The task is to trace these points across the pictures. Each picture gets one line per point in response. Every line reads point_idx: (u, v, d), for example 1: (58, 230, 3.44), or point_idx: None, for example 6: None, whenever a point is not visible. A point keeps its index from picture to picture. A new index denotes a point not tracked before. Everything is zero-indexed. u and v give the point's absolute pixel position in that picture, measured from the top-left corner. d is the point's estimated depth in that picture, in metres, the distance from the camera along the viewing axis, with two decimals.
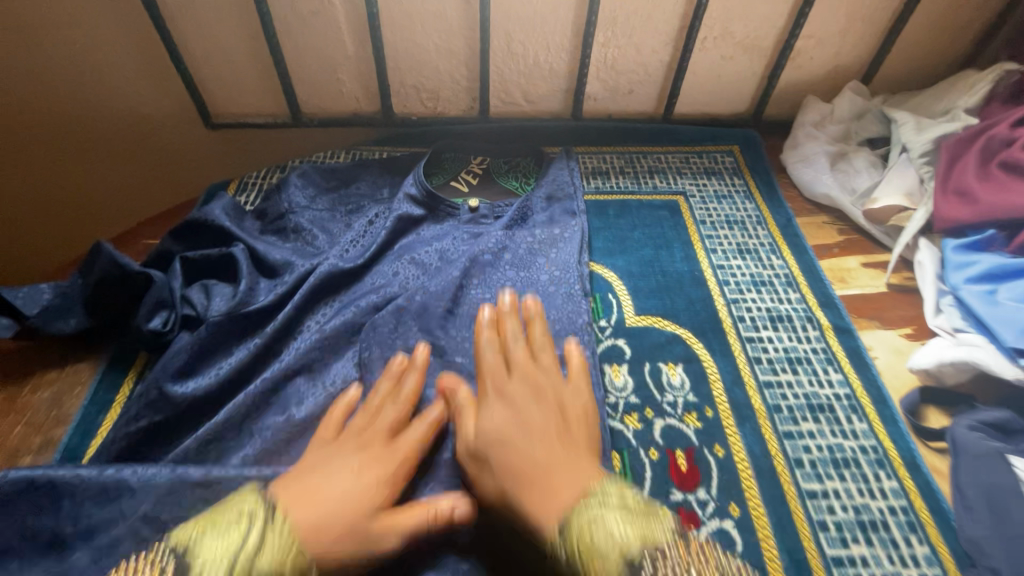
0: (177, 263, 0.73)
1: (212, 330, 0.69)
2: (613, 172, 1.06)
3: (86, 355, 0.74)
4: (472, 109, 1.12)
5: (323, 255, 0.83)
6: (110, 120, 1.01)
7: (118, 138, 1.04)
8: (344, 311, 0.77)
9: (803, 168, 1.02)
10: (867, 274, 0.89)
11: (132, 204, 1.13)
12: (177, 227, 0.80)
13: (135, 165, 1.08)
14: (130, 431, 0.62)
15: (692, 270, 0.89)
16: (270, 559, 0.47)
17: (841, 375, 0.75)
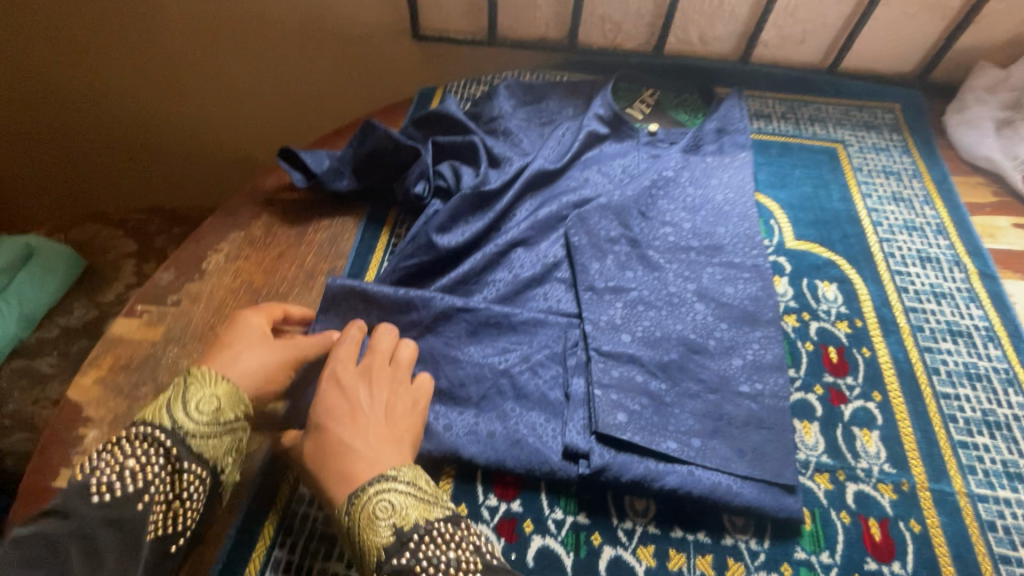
0: (430, 145, 0.93)
1: (462, 200, 0.88)
2: (775, 116, 1.15)
3: (350, 211, 0.96)
4: (647, 45, 1.22)
5: (532, 155, 0.99)
6: (338, 26, 1.19)
7: (334, 46, 1.23)
8: (551, 202, 0.94)
9: (966, 130, 1.07)
10: (1016, 234, 0.96)
11: (331, 103, 1.34)
12: (422, 118, 0.98)
13: (342, 70, 1.27)
14: (405, 264, 0.84)
15: (848, 209, 0.99)
16: (220, 403, 0.62)
17: (981, 311, 0.85)
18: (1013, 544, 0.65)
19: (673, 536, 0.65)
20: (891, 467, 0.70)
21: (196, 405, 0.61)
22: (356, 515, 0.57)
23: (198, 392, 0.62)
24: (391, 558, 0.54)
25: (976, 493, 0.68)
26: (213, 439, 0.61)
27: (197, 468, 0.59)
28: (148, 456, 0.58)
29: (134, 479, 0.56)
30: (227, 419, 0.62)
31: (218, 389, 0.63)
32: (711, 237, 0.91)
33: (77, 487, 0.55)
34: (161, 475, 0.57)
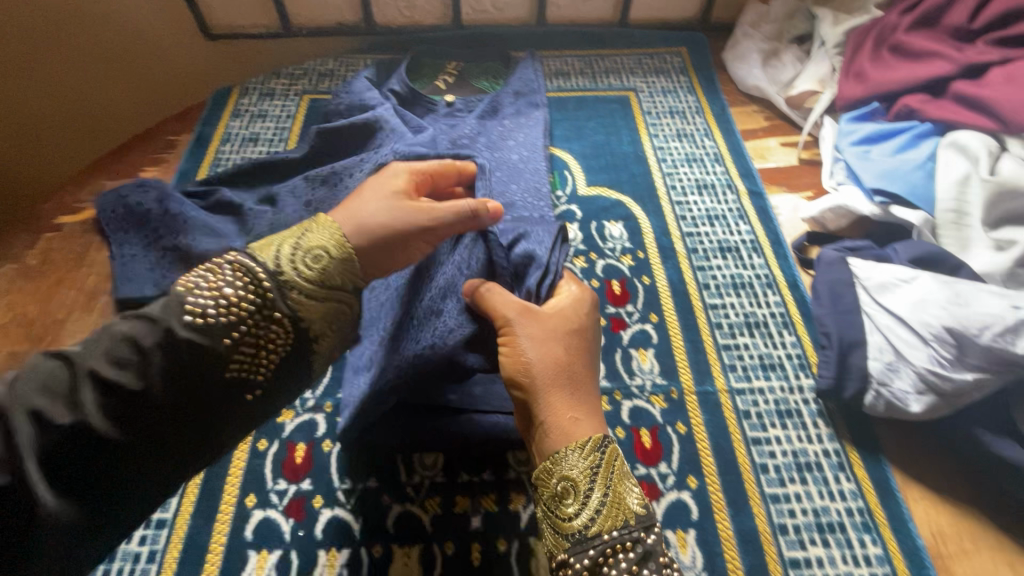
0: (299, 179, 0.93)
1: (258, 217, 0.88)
2: (573, 73, 1.19)
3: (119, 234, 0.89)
4: (446, 18, 1.24)
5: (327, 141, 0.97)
6: (117, 35, 1.10)
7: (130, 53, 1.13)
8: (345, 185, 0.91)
9: (739, 64, 1.16)
10: (783, 151, 1.05)
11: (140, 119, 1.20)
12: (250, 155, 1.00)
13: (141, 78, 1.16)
14: None
15: (636, 151, 1.05)
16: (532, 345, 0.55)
17: (749, 226, 0.93)
18: (763, 426, 0.72)
19: (460, 481, 0.67)
20: (662, 378, 0.76)
21: (322, 260, 0.50)
22: (591, 469, 0.53)
23: (301, 238, 0.51)
24: (643, 534, 0.51)
25: (735, 387, 0.75)
26: (313, 294, 0.49)
27: (285, 318, 0.48)
28: (241, 290, 0.47)
29: (213, 308, 0.45)
30: (329, 267, 0.50)
31: (332, 244, 0.51)
32: (505, 195, 0.93)
33: (178, 301, 0.45)
34: (248, 313, 0.46)
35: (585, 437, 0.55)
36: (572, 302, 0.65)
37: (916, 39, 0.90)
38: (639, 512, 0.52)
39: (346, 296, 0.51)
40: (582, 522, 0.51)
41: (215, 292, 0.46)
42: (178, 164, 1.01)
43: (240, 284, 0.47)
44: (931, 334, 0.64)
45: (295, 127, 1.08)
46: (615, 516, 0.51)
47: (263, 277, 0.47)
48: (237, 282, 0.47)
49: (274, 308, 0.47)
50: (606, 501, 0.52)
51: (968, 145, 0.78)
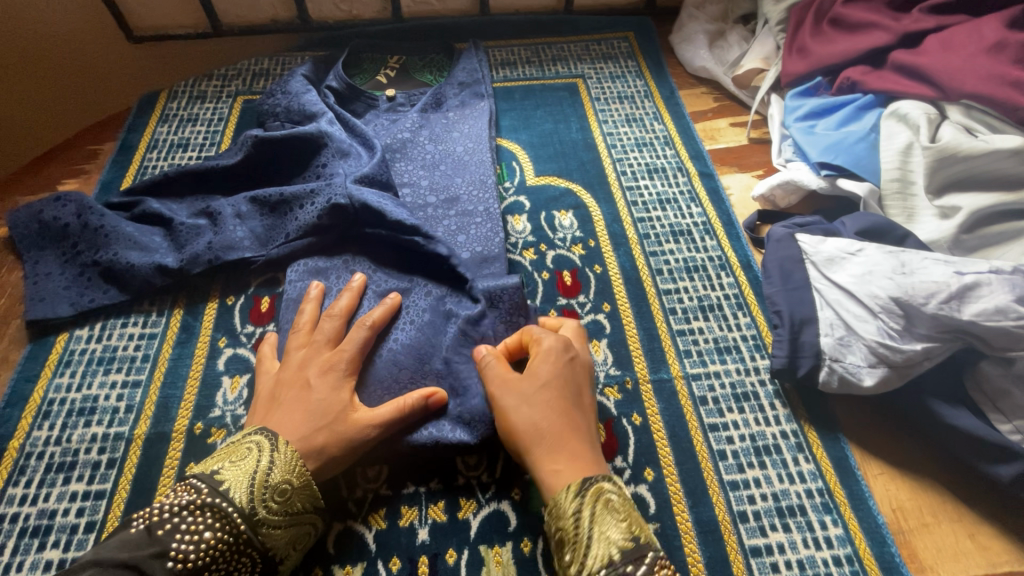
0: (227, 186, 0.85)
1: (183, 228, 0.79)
2: (519, 63, 1.16)
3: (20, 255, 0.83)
4: (386, 11, 1.19)
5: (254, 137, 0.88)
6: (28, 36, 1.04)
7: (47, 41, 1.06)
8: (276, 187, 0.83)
9: (686, 46, 1.15)
10: (733, 132, 1.04)
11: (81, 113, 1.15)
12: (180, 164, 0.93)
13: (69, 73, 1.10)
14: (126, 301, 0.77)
15: (586, 139, 1.02)
16: (278, 469, 0.54)
17: (700, 208, 0.91)
18: (720, 411, 0.70)
19: (405, 492, 0.64)
20: (616, 369, 0.73)
21: (263, 473, 0.53)
22: (574, 509, 0.51)
23: (261, 462, 0.54)
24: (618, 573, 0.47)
25: (691, 373, 0.73)
26: (282, 528, 0.54)
27: (254, 559, 0.52)
28: (213, 519, 0.50)
29: (194, 551, 0.48)
30: (297, 504, 0.55)
31: (295, 477, 0.55)
32: (449, 189, 0.90)
33: (159, 540, 0.48)
34: (221, 552, 0.49)
35: (567, 483, 0.53)
36: (548, 356, 0.61)
37: (855, 11, 0.89)
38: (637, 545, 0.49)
39: (309, 513, 0.56)
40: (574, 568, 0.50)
41: (192, 536, 0.49)
42: (100, 174, 0.95)
43: (208, 520, 0.50)
44: (879, 306, 0.63)
45: (228, 130, 1.03)
46: (597, 555, 0.49)
47: (233, 512, 0.51)
48: (202, 514, 0.50)
49: (248, 546, 0.51)
50: (591, 541, 0.50)
51: (909, 115, 0.78)
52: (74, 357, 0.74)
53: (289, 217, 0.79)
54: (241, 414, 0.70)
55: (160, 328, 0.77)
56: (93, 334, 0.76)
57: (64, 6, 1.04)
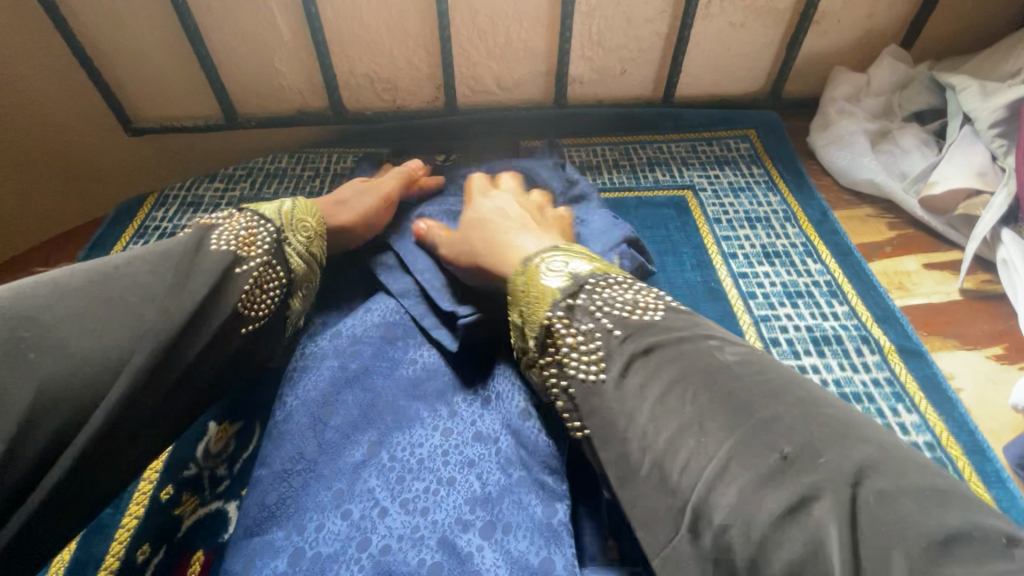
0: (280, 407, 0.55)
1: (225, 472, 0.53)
2: (605, 167, 0.88)
3: None
4: (437, 101, 0.96)
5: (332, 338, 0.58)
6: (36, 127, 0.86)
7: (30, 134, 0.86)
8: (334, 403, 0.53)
9: (837, 151, 0.83)
10: (933, 278, 0.69)
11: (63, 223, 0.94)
12: None
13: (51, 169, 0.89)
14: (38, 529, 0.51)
15: (706, 281, 0.70)
16: (299, 210, 0.58)
17: (917, 417, 0.56)
18: None
19: None
20: None
21: (286, 208, 0.56)
22: (525, 273, 0.52)
23: (278, 204, 0.56)
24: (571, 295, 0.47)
25: None
26: (303, 261, 0.55)
27: (285, 276, 0.52)
28: (266, 261, 0.50)
29: (233, 240, 0.49)
30: (317, 246, 0.58)
31: (314, 219, 0.58)
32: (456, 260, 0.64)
33: (201, 234, 0.48)
34: (259, 259, 0.50)
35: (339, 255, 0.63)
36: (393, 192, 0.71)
37: None
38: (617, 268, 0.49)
39: (318, 252, 0.58)
40: (529, 317, 0.49)
41: (233, 230, 0.50)
42: None
43: (243, 224, 0.51)
44: None
45: None
46: (548, 299, 0.48)
47: (264, 221, 0.53)
48: (236, 218, 0.51)
49: (282, 253, 0.53)
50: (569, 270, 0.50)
51: None
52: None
53: (290, 456, 0.50)
54: None
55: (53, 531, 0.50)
56: None
57: (61, 96, 0.85)
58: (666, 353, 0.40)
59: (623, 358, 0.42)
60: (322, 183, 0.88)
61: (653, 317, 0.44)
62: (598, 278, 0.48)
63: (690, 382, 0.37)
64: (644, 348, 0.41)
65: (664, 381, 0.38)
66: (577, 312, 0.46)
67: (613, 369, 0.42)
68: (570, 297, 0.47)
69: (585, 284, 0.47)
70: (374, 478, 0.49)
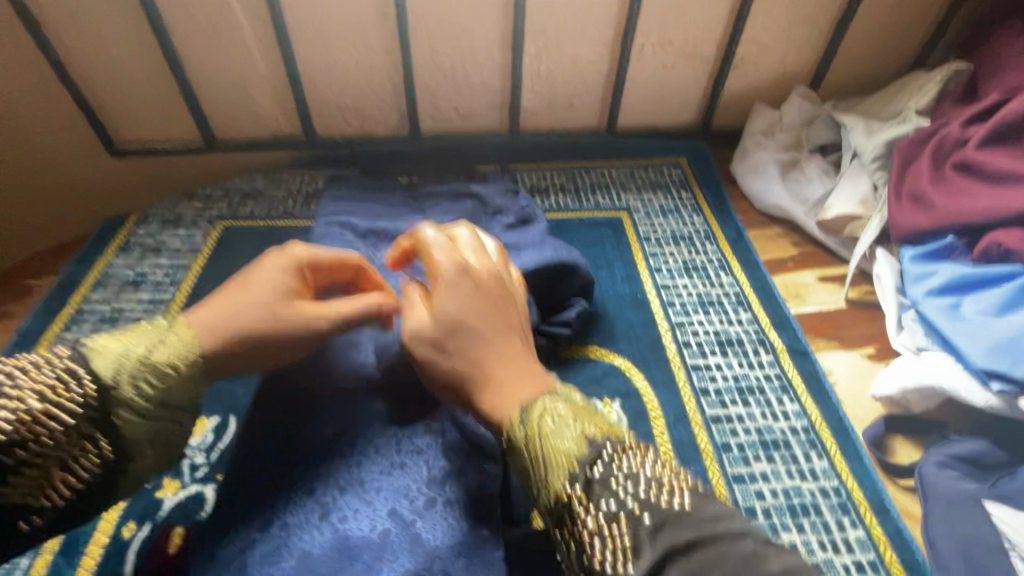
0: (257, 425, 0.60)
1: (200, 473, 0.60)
2: (552, 190, 0.99)
3: None
4: (402, 128, 1.05)
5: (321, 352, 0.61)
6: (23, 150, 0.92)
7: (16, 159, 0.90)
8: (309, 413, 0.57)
9: (753, 178, 0.95)
10: (825, 289, 0.81)
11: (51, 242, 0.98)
12: None
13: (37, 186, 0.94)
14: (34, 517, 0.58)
15: (634, 291, 0.81)
16: (164, 351, 0.43)
17: (798, 405, 0.66)
18: None
19: None
20: None
21: (141, 351, 0.42)
22: (520, 438, 0.41)
23: (153, 340, 0.43)
24: (580, 471, 0.37)
25: None
26: (145, 422, 0.41)
27: (101, 457, 0.40)
28: (85, 438, 0.39)
29: (32, 416, 0.36)
30: (154, 393, 0.41)
31: (185, 364, 0.43)
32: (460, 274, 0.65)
33: None
34: (53, 442, 0.37)
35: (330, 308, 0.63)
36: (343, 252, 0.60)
37: (994, 158, 0.68)
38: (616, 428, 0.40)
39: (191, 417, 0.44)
40: (542, 493, 0.39)
41: (33, 399, 0.37)
42: (25, 320, 0.76)
43: (68, 379, 0.38)
44: None
45: (196, 265, 0.85)
46: (562, 466, 0.38)
47: (93, 374, 0.39)
48: (54, 371, 0.38)
49: (106, 418, 0.40)
50: (571, 439, 0.39)
51: None
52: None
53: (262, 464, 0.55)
54: None
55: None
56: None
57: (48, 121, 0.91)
58: (687, 561, 0.32)
59: (650, 558, 0.32)
60: (295, 204, 0.96)
61: (681, 504, 0.35)
62: (611, 448, 0.38)
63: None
64: (681, 545, 0.32)
65: None
66: (587, 499, 0.36)
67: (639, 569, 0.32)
68: (578, 480, 0.37)
69: (592, 460, 0.38)
70: (336, 462, 0.55)
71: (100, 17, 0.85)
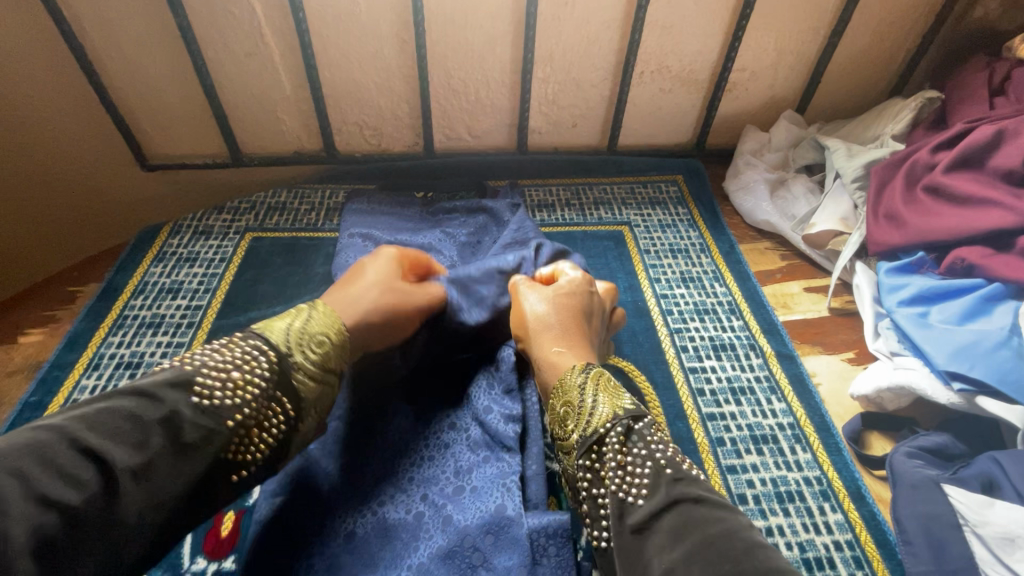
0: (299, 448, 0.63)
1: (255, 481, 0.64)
2: (558, 205, 1.06)
3: None
4: (417, 145, 1.12)
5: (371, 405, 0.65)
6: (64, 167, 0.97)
7: (49, 174, 0.96)
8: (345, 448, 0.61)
9: (744, 195, 1.03)
10: (809, 298, 0.89)
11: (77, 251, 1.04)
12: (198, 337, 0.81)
13: (68, 198, 0.99)
14: None
15: (635, 300, 0.88)
16: (316, 324, 0.55)
17: (784, 404, 0.74)
18: None
19: None
20: None
21: (297, 328, 0.53)
22: (572, 381, 0.55)
23: (301, 321, 0.54)
24: (606, 426, 0.50)
25: None
26: (316, 382, 0.52)
27: (290, 408, 0.50)
28: (274, 397, 0.49)
29: (222, 389, 0.46)
30: (330, 359, 0.54)
31: (331, 333, 0.55)
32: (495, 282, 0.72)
33: (183, 376, 0.45)
34: (252, 402, 0.47)
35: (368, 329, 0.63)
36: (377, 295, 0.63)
37: (957, 182, 0.76)
38: (630, 405, 0.51)
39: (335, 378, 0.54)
40: (578, 425, 0.51)
41: (223, 373, 0.47)
42: (71, 325, 0.81)
43: (248, 355, 0.49)
44: None
45: (229, 273, 0.91)
46: (603, 414, 0.50)
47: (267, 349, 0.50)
48: (233, 350, 0.49)
49: (282, 383, 0.49)
50: (600, 402, 0.52)
51: None
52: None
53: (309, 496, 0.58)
54: None
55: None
56: None
57: (87, 139, 0.97)
58: (691, 513, 0.42)
59: (663, 497, 0.43)
60: (318, 215, 1.02)
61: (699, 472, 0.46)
62: (637, 419, 0.50)
63: (697, 556, 0.38)
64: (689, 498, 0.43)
65: (686, 543, 0.40)
66: (606, 445, 0.49)
67: (652, 500, 0.44)
68: (605, 431, 0.49)
69: (620, 424, 0.49)
70: (373, 455, 0.62)
71: (140, 44, 0.91)
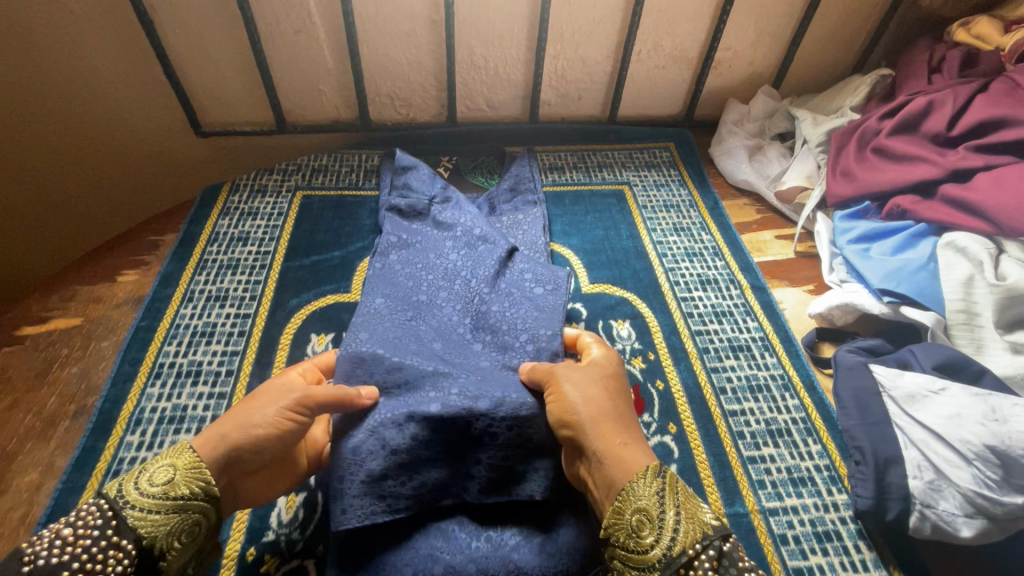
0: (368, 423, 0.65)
1: None
2: (567, 167, 1.22)
3: (71, 356, 0.82)
4: (440, 115, 1.26)
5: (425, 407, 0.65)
6: (132, 132, 1.10)
7: (107, 133, 1.08)
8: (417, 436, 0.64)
9: (727, 159, 1.20)
10: (779, 244, 1.07)
11: (112, 197, 1.17)
12: (270, 277, 0.96)
13: (114, 155, 1.11)
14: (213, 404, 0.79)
15: (637, 246, 1.05)
16: (158, 464, 0.53)
17: (756, 322, 0.92)
18: (790, 523, 0.70)
19: None
20: (722, 498, 0.72)
21: (138, 472, 0.52)
22: (647, 494, 0.52)
23: (142, 473, 0.52)
24: (696, 551, 0.49)
25: (767, 507, 0.71)
26: (162, 514, 0.51)
27: (132, 558, 0.49)
28: (114, 544, 0.48)
29: (55, 553, 0.47)
30: (181, 487, 0.52)
31: (179, 463, 0.53)
32: (485, 319, 0.80)
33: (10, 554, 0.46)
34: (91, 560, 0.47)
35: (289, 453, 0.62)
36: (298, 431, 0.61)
37: (898, 143, 0.94)
38: (715, 524, 0.51)
39: (204, 504, 0.53)
40: (661, 547, 0.50)
41: (52, 539, 0.48)
42: (160, 266, 0.95)
43: (88, 513, 0.49)
44: (974, 453, 0.63)
45: (287, 225, 1.05)
46: (694, 533, 0.50)
47: (113, 500, 0.50)
48: (81, 511, 0.49)
49: (119, 533, 0.49)
50: (682, 520, 0.51)
51: (968, 248, 0.80)
52: (164, 369, 0.81)
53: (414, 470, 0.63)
54: (295, 538, 0.68)
55: (226, 398, 0.80)
56: (144, 442, 0.74)
57: (152, 107, 1.09)
58: None
59: None
60: (358, 176, 1.16)
61: None
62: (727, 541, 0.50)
63: None
64: None
65: None
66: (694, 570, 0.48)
67: None
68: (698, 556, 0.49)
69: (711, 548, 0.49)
70: None
71: (202, 22, 1.02)
